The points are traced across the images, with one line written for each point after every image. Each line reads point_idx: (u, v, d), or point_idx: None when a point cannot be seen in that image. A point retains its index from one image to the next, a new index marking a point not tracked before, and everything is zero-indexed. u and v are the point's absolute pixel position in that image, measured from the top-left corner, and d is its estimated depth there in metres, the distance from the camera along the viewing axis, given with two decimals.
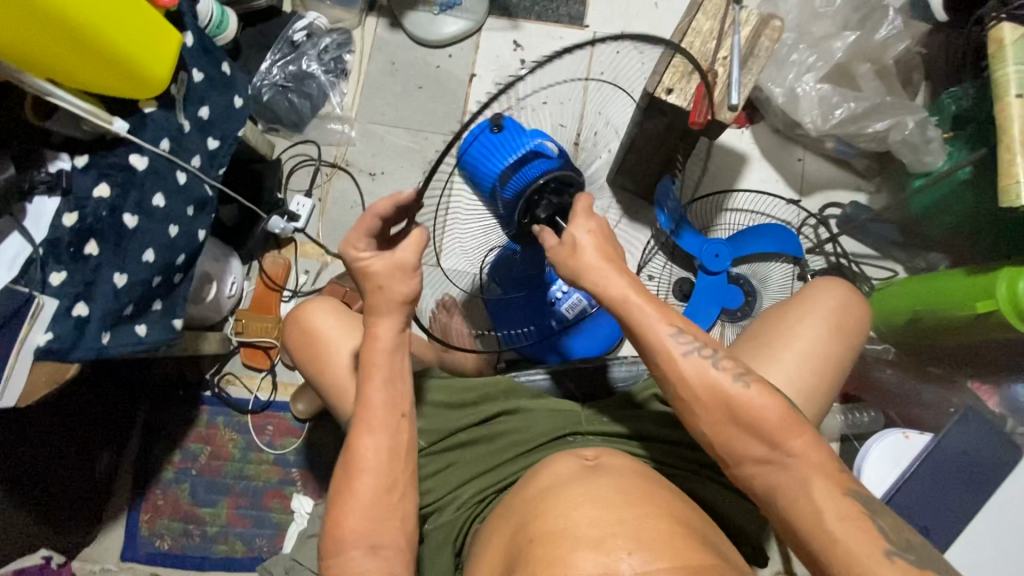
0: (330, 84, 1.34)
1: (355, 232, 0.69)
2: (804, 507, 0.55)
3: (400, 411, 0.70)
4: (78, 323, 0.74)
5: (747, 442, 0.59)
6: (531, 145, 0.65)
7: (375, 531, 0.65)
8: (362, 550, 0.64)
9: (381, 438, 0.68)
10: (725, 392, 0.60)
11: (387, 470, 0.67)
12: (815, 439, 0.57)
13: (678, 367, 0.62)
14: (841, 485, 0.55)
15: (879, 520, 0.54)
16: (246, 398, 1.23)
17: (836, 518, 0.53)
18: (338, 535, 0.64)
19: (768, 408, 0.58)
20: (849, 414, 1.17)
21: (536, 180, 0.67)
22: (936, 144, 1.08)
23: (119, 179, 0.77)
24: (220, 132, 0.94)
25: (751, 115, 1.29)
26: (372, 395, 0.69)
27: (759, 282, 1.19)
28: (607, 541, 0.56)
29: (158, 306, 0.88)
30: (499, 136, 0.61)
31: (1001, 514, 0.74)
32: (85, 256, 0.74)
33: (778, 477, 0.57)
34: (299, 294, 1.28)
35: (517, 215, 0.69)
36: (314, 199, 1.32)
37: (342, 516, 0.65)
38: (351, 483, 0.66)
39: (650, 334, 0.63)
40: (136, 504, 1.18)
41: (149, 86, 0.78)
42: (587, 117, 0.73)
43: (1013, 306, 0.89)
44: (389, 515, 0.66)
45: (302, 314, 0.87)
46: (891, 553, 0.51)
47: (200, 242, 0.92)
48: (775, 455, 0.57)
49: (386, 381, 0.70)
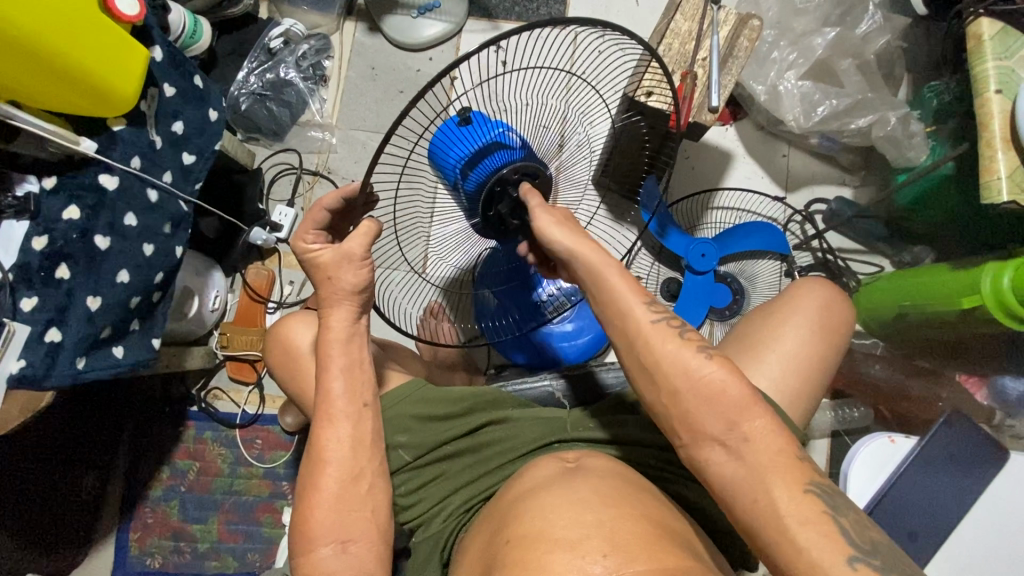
0: (310, 91, 1.32)
1: (307, 226, 0.70)
2: (764, 511, 0.51)
3: (362, 401, 0.69)
4: (52, 349, 0.72)
5: (706, 420, 0.56)
6: (495, 135, 0.63)
7: (343, 525, 0.65)
8: (332, 545, 0.64)
9: (344, 428, 0.68)
10: (688, 367, 0.58)
11: (353, 460, 0.67)
12: (773, 423, 0.55)
13: (651, 344, 0.60)
14: (798, 483, 0.52)
15: (840, 518, 0.51)
16: (234, 412, 1.21)
17: (796, 524, 0.50)
18: (306, 530, 0.65)
19: (729, 384, 0.56)
20: (838, 409, 1.16)
21: (500, 169, 0.65)
22: (918, 139, 1.07)
23: (90, 201, 0.75)
24: (196, 147, 0.92)
25: (736, 112, 1.28)
26: (332, 385, 0.68)
27: (746, 280, 1.21)
28: (583, 542, 0.55)
29: (138, 326, 0.86)
30: (464, 128, 0.61)
31: (986, 511, 0.75)
32: (57, 280, 0.73)
33: (733, 469, 0.54)
34: (284, 306, 1.26)
35: (480, 206, 0.67)
36: (297, 208, 1.30)
37: (310, 512, 0.65)
38: (316, 478, 0.66)
39: (622, 307, 0.62)
40: (124, 523, 1.16)
41: (116, 105, 0.77)
42: (565, 117, 0.72)
43: (999, 301, 0.88)
44: (357, 506, 0.67)
45: (282, 329, 0.86)
46: (855, 560, 0.48)
47: (178, 259, 0.90)
48: (731, 438, 0.54)
49: (345, 371, 0.69)
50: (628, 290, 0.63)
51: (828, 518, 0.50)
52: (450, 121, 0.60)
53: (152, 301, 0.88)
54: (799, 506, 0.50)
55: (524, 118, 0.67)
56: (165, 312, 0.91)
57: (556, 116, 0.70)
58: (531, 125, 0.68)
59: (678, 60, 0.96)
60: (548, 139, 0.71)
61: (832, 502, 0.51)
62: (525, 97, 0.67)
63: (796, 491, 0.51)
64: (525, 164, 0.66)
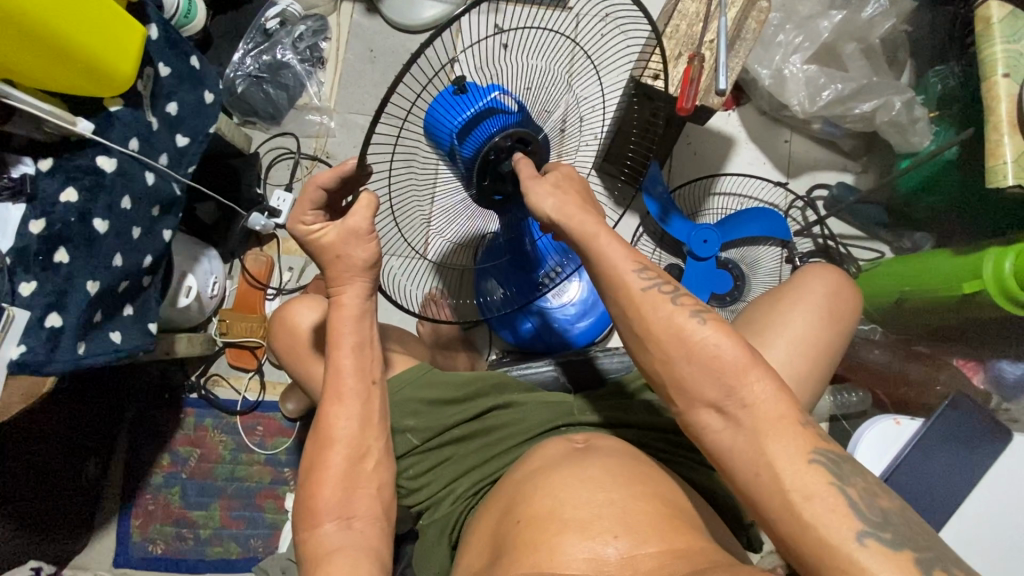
0: (307, 74, 1.29)
1: (302, 206, 0.67)
2: (767, 484, 0.51)
3: (370, 379, 0.69)
4: (52, 334, 0.71)
5: (702, 385, 0.56)
6: (489, 101, 0.62)
7: (348, 502, 0.66)
8: (337, 522, 0.64)
9: (353, 407, 0.68)
10: (682, 331, 0.58)
11: (359, 438, 0.68)
12: (777, 386, 0.54)
13: (641, 311, 0.59)
14: (803, 453, 0.51)
15: (846, 487, 0.50)
16: (234, 399, 1.21)
17: (801, 498, 0.49)
18: (311, 507, 0.65)
19: (724, 347, 0.56)
20: (837, 394, 1.17)
21: (493, 138, 0.64)
22: (922, 125, 1.07)
23: (87, 183, 0.74)
24: (190, 128, 0.90)
25: (739, 97, 1.27)
26: (342, 363, 0.68)
27: (747, 267, 1.21)
28: (593, 523, 0.57)
29: (130, 310, 0.85)
30: (459, 95, 0.60)
31: (988, 493, 0.76)
32: (56, 264, 0.71)
33: (731, 436, 0.54)
34: (283, 292, 1.25)
35: (477, 173, 0.67)
36: (296, 192, 1.28)
37: (316, 490, 0.65)
38: (323, 455, 0.66)
39: (611, 274, 0.61)
40: (126, 510, 1.16)
41: (114, 84, 0.75)
42: (570, 88, 0.70)
43: (1000, 285, 0.89)
44: (363, 483, 0.67)
45: (286, 313, 0.85)
46: (864, 535, 0.47)
47: (165, 243, 0.89)
48: (729, 404, 0.54)
49: (355, 349, 0.69)
50: (619, 255, 0.61)
51: (834, 489, 0.49)
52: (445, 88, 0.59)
53: (139, 284, 0.86)
54: (804, 478, 0.50)
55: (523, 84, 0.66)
56: (155, 296, 0.90)
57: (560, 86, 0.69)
58: (532, 91, 0.67)
59: (686, 42, 0.96)
60: (550, 109, 0.70)
61: (838, 470, 0.51)
62: (527, 64, 0.65)
63: (801, 462, 0.51)
64: (520, 129, 0.65)
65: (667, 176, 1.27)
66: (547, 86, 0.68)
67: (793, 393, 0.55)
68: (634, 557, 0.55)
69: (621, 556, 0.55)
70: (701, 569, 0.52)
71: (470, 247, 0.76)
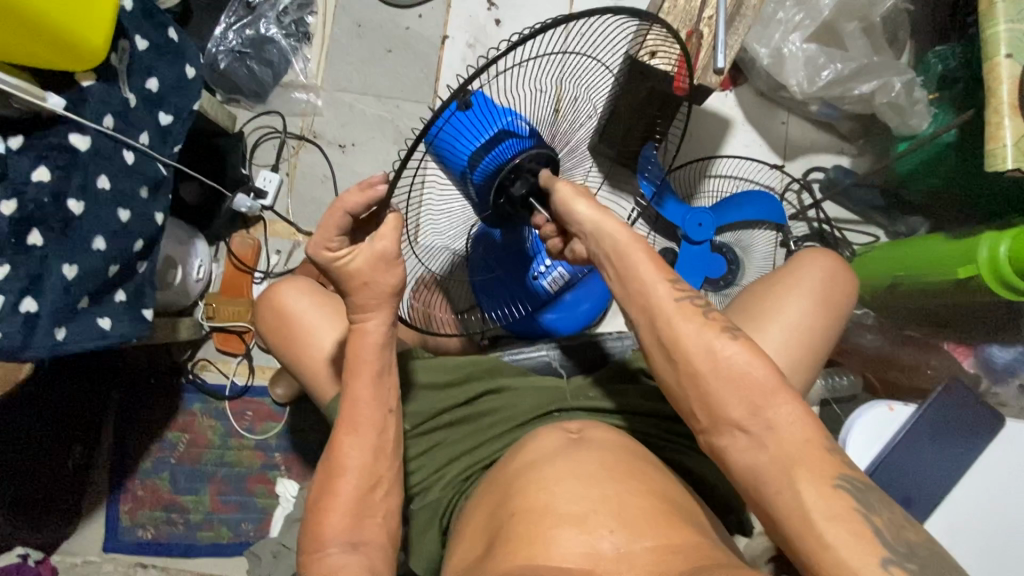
0: (293, 49, 1.26)
1: (325, 230, 0.64)
2: (787, 504, 0.52)
3: (386, 408, 0.68)
4: (28, 320, 0.69)
5: (727, 402, 0.56)
6: (502, 125, 0.64)
7: (357, 529, 0.64)
8: (342, 547, 0.63)
9: (367, 436, 0.67)
10: (713, 350, 0.58)
11: (370, 467, 0.66)
12: (802, 411, 0.55)
13: (673, 324, 0.60)
14: (828, 477, 0.52)
15: (873, 517, 0.50)
16: (223, 383, 1.19)
17: (823, 518, 0.50)
18: (317, 531, 0.64)
19: (753, 366, 0.57)
20: (829, 378, 1.14)
21: (511, 160, 0.66)
22: (921, 106, 1.05)
23: (61, 161, 0.71)
24: (173, 106, 0.87)
25: (736, 77, 1.25)
26: (360, 392, 0.67)
27: (741, 251, 1.20)
28: (590, 517, 0.58)
29: (122, 296, 0.82)
30: (468, 114, 0.60)
31: (978, 483, 0.76)
32: (29, 247, 0.69)
33: (756, 458, 0.55)
34: (271, 275, 1.22)
35: (490, 196, 0.68)
36: (282, 173, 1.25)
37: (324, 515, 0.64)
38: (334, 483, 0.65)
39: (642, 283, 0.61)
40: (114, 495, 1.15)
41: (85, 57, 0.71)
42: (562, 86, 0.70)
43: (994, 270, 0.89)
44: (372, 511, 0.66)
45: (273, 295, 0.83)
46: (890, 564, 0.48)
47: (158, 227, 0.85)
48: (754, 424, 0.55)
49: (374, 378, 0.68)
50: (649, 270, 0.61)
51: (860, 517, 0.50)
52: (456, 114, 0.58)
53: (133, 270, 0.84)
54: (829, 502, 0.51)
55: (518, 87, 0.65)
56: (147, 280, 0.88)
57: (555, 82, 0.68)
58: (526, 94, 0.66)
59: (684, 18, 0.93)
60: (545, 110, 0.69)
61: (864, 499, 0.51)
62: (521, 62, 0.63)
63: (824, 486, 0.51)
64: (534, 150, 0.67)
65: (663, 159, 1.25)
66: (543, 105, 0.68)
67: (817, 420, 0.56)
68: (631, 552, 0.55)
69: (618, 551, 0.55)
70: (700, 564, 0.52)
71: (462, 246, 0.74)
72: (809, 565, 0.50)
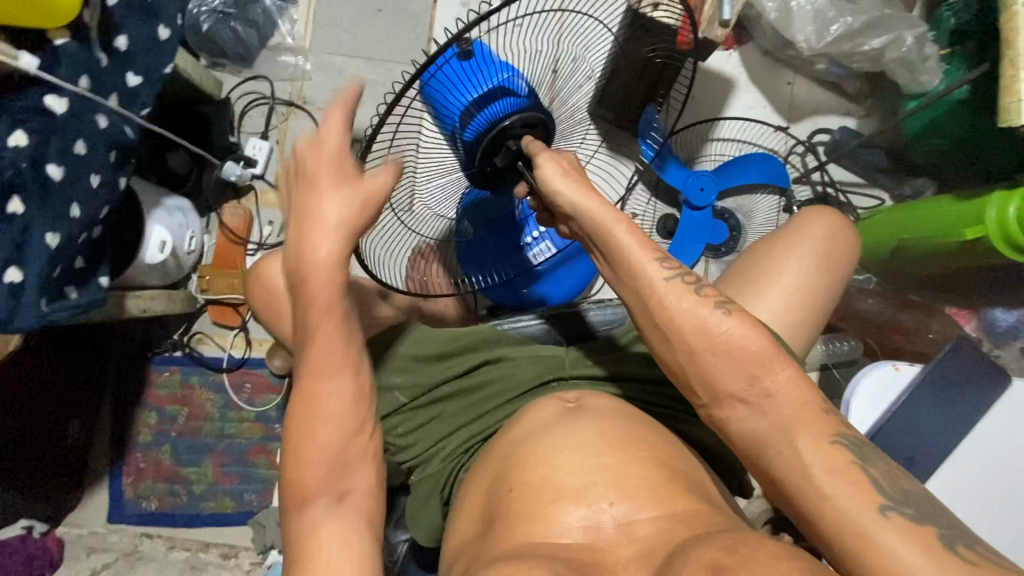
0: (278, 10, 1.20)
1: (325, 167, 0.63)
2: (788, 461, 0.51)
3: (357, 347, 0.63)
4: (13, 290, 0.67)
5: (725, 373, 0.55)
6: (501, 80, 0.62)
7: (340, 477, 0.60)
8: (327, 500, 0.59)
9: (341, 378, 0.62)
10: (706, 324, 0.57)
11: (349, 404, 0.62)
12: (797, 376, 0.54)
13: (664, 301, 0.58)
14: (825, 434, 0.51)
15: (869, 468, 0.50)
16: (220, 356, 1.18)
17: (822, 471, 0.50)
18: (301, 483, 0.59)
19: (749, 338, 0.56)
20: (829, 342, 1.14)
21: (501, 120, 0.64)
22: (932, 63, 1.01)
23: (36, 125, 0.67)
24: (141, 66, 0.82)
25: (741, 35, 1.20)
26: (322, 328, 0.62)
27: (742, 217, 1.18)
28: (589, 491, 0.58)
29: (80, 262, 0.78)
30: (467, 63, 0.59)
31: (979, 443, 0.76)
32: (10, 216, 0.66)
33: (757, 423, 0.53)
34: (264, 247, 1.20)
35: (477, 159, 0.67)
36: (272, 141, 1.22)
37: (302, 465, 0.60)
38: (310, 431, 0.60)
39: (633, 268, 0.60)
40: (117, 468, 1.15)
41: (57, 14, 0.66)
42: (562, 46, 0.68)
43: (1005, 235, 0.86)
44: (356, 457, 0.62)
45: (262, 269, 0.82)
46: (887, 509, 0.48)
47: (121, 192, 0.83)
48: (753, 395, 0.54)
49: (335, 314, 0.62)
50: (637, 248, 0.60)
51: (856, 468, 0.50)
52: (454, 59, 0.57)
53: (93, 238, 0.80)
54: (826, 455, 0.50)
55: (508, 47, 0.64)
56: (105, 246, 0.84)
57: (557, 41, 0.67)
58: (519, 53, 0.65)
59: None
60: (542, 72, 0.68)
61: (861, 451, 0.51)
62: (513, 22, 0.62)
63: (823, 442, 0.51)
64: (530, 112, 0.65)
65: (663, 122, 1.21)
66: (539, 67, 0.67)
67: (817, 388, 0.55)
68: (632, 523, 0.56)
69: (618, 523, 0.56)
70: (699, 533, 0.53)
71: (450, 218, 0.74)
72: (811, 523, 0.50)
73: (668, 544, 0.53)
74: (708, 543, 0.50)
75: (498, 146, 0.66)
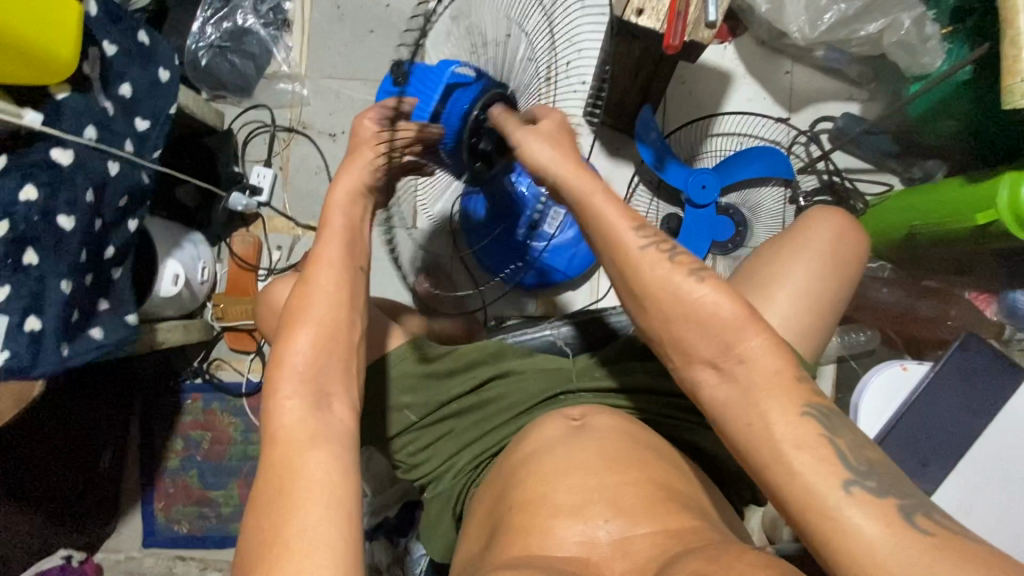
0: (272, 39, 1.23)
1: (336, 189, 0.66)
2: (755, 438, 0.50)
3: (359, 264, 0.65)
4: (34, 338, 0.70)
5: (698, 342, 0.55)
6: (449, 78, 0.62)
7: (320, 380, 0.59)
8: (304, 403, 0.57)
9: (328, 286, 0.62)
10: (679, 290, 0.57)
11: (336, 314, 0.62)
12: (773, 343, 0.54)
13: (640, 271, 0.58)
14: (794, 406, 0.50)
15: (837, 439, 0.49)
16: (239, 381, 1.21)
17: (791, 447, 0.49)
18: (281, 378, 0.58)
19: (722, 305, 0.55)
20: (845, 334, 1.13)
21: (470, 111, 0.63)
22: (934, 43, 0.97)
23: (45, 178, 0.70)
24: (149, 109, 0.84)
25: (732, 27, 1.17)
26: (325, 246, 0.64)
27: (749, 211, 1.16)
28: (586, 508, 0.59)
29: (106, 305, 0.82)
30: (408, 84, 0.60)
31: (993, 437, 0.74)
32: (26, 267, 0.69)
33: (726, 391, 0.53)
34: (275, 272, 1.22)
35: (466, 157, 0.66)
36: (275, 168, 1.24)
37: (282, 361, 0.59)
38: (291, 331, 0.60)
39: (613, 232, 0.60)
40: (148, 493, 1.19)
41: (56, 70, 0.69)
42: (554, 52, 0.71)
43: (1015, 215, 0.84)
44: (338, 356, 0.61)
45: (270, 294, 0.83)
46: (850, 484, 0.47)
47: (132, 232, 0.85)
48: (725, 361, 0.54)
49: (340, 236, 0.64)
50: (616, 213, 0.60)
51: (826, 441, 0.49)
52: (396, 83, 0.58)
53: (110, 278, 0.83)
54: (794, 429, 0.49)
55: (501, 59, 0.67)
56: (128, 281, 0.87)
57: (550, 48, 0.70)
58: (512, 64, 0.67)
59: None
60: (537, 80, 0.71)
61: (828, 422, 0.50)
62: (502, 35, 0.66)
63: (791, 414, 0.50)
64: (490, 91, 0.65)
65: (662, 122, 1.21)
66: (535, 73, 0.70)
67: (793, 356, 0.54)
68: (628, 539, 0.57)
69: (614, 539, 0.57)
70: (692, 547, 0.53)
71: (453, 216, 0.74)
72: None
73: (659, 559, 0.54)
74: (695, 554, 0.51)
75: (479, 136, 0.65)
